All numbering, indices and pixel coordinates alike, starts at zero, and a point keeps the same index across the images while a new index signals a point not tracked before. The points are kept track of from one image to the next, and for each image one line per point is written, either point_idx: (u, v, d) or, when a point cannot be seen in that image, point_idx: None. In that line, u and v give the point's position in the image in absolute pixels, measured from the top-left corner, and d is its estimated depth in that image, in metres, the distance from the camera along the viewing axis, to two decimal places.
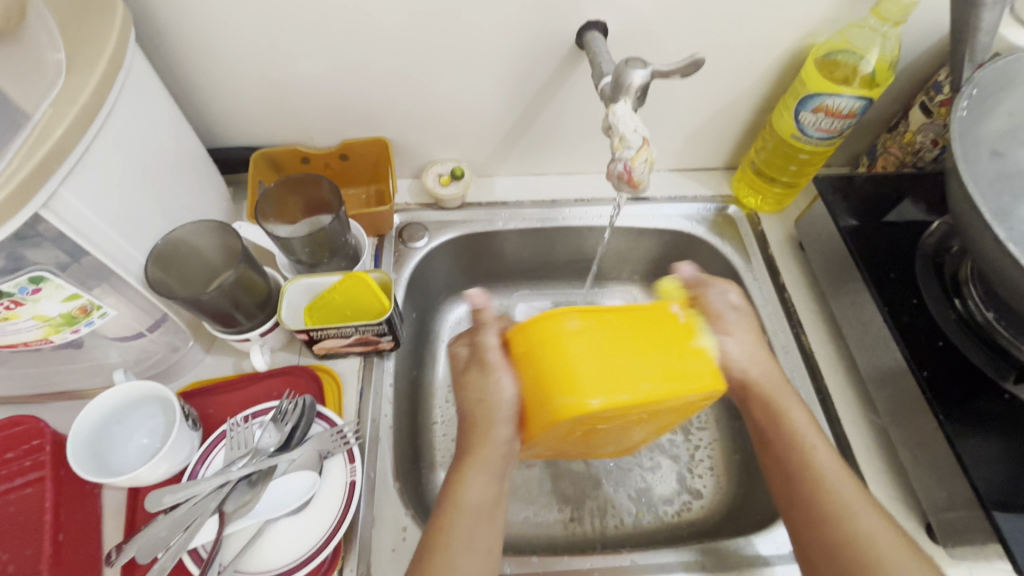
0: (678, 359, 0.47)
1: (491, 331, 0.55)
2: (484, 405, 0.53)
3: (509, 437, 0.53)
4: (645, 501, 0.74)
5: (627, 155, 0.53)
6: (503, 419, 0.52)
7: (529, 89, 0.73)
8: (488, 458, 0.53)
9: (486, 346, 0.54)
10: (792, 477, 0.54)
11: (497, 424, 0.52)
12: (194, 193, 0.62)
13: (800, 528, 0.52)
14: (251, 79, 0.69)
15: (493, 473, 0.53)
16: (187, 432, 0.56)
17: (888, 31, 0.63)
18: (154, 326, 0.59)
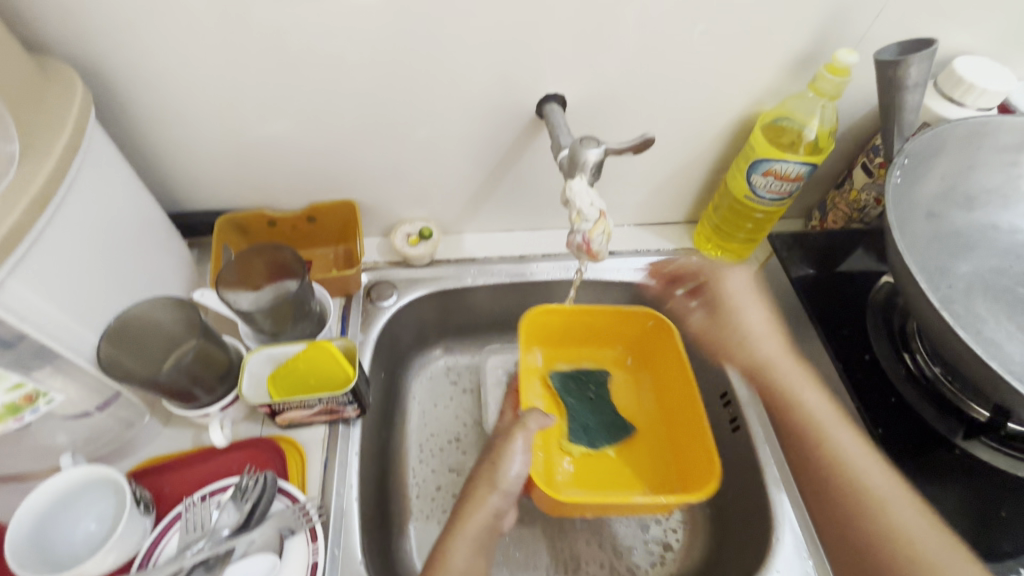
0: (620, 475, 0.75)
1: (533, 420, 0.66)
2: (492, 468, 0.63)
3: (496, 506, 0.62)
4: (619, 558, 0.73)
5: (584, 228, 0.55)
6: (501, 490, 0.62)
7: (494, 152, 0.75)
8: (474, 522, 0.61)
9: (525, 429, 0.65)
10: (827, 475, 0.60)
11: (493, 491, 0.62)
12: (152, 261, 0.62)
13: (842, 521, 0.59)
14: (217, 147, 0.70)
15: (480, 537, 0.60)
16: (138, 518, 0.53)
17: (825, 104, 0.67)
18: (104, 405, 0.57)
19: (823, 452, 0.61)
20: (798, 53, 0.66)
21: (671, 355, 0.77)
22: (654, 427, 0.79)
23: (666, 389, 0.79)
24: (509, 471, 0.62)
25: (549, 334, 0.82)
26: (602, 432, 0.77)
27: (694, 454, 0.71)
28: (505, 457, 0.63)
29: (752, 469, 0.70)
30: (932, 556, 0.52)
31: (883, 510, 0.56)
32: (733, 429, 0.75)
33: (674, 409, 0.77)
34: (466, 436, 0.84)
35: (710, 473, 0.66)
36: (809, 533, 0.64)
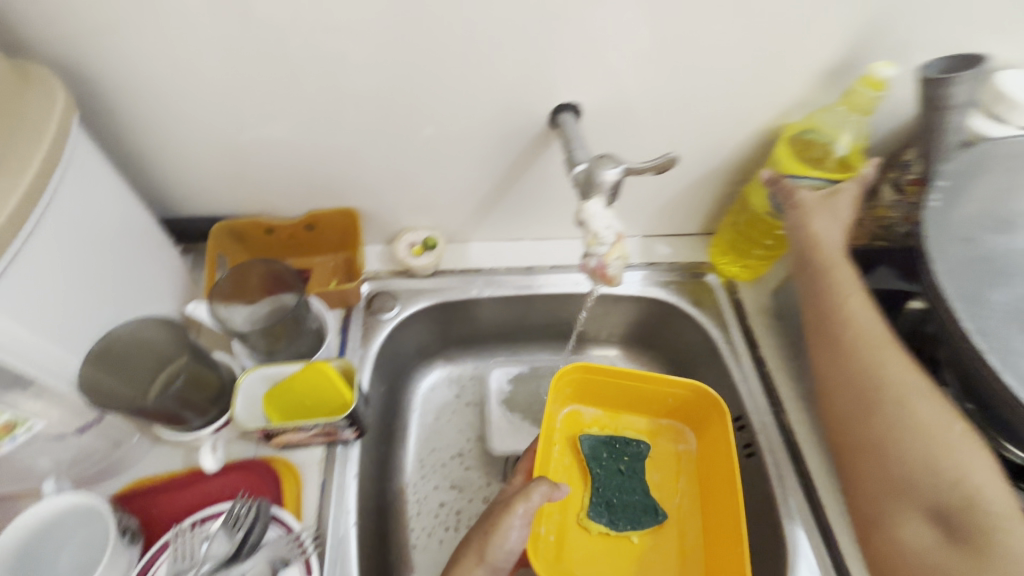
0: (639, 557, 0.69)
1: (539, 491, 0.57)
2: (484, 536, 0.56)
3: None
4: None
5: (600, 251, 0.52)
6: (489, 562, 0.55)
7: (503, 160, 0.72)
8: None
9: (526, 502, 0.56)
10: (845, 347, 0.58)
11: (480, 563, 0.54)
12: (140, 275, 0.59)
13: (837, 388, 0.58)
14: (213, 152, 0.67)
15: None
16: (123, 548, 0.51)
17: (856, 120, 0.63)
18: (84, 427, 0.53)
19: (834, 292, 0.61)
20: (830, 62, 0.62)
21: (720, 445, 0.70)
22: (689, 519, 0.72)
23: (710, 481, 0.72)
24: (503, 545, 0.55)
25: (590, 394, 0.78)
26: (627, 514, 0.71)
27: (725, 560, 0.64)
28: (500, 528, 0.55)
29: (766, 499, 0.67)
30: (919, 403, 0.52)
31: (882, 355, 0.56)
32: (748, 455, 0.72)
33: (713, 503, 0.70)
34: (470, 451, 0.81)
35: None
36: (826, 570, 0.61)
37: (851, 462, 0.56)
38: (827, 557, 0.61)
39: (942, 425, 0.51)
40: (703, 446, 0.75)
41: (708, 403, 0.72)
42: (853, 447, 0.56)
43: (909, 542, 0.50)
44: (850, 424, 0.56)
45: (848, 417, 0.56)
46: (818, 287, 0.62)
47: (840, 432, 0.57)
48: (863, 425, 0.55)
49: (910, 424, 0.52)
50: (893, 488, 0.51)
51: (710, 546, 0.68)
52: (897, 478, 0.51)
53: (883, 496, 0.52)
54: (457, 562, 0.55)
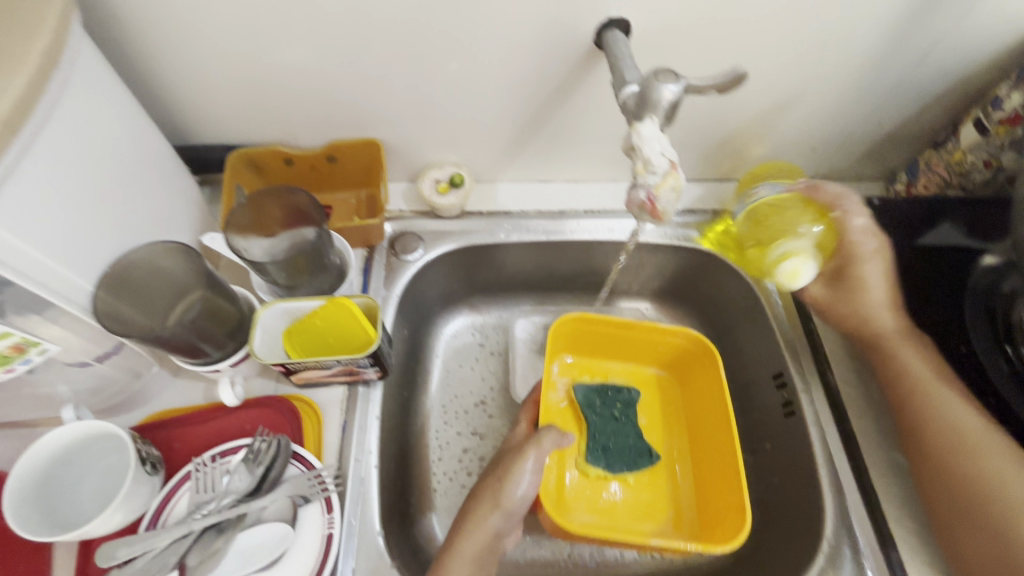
0: (636, 499, 0.68)
1: (551, 436, 0.56)
2: (497, 482, 0.55)
3: (498, 527, 0.53)
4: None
5: (650, 182, 0.47)
6: (504, 510, 0.53)
7: (539, 90, 0.65)
8: (475, 548, 0.52)
9: (539, 447, 0.56)
10: (919, 432, 0.55)
11: (495, 510, 0.53)
12: (152, 202, 0.55)
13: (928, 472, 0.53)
14: (227, 74, 0.61)
15: (481, 561, 0.52)
16: (144, 478, 0.50)
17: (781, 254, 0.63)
18: (103, 356, 0.52)
19: (889, 354, 0.59)
20: None
21: (710, 389, 0.68)
22: (680, 462, 0.70)
23: (698, 423, 0.70)
24: (515, 491, 0.54)
25: (585, 340, 0.74)
26: (623, 458, 0.68)
27: (722, 500, 0.63)
28: (513, 476, 0.55)
29: (806, 462, 0.64)
30: (991, 451, 0.51)
31: (948, 405, 0.54)
32: (786, 414, 0.68)
33: (704, 446, 0.69)
34: (493, 400, 0.79)
35: (738, 522, 0.58)
36: (868, 535, 0.58)
37: (946, 532, 0.52)
38: (868, 521, 0.59)
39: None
40: (687, 390, 0.73)
41: (699, 350, 0.70)
42: (945, 500, 0.52)
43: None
44: (934, 492, 0.53)
45: (934, 483, 0.53)
46: (878, 356, 0.60)
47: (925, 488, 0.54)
48: (933, 473, 0.53)
49: (1001, 486, 0.49)
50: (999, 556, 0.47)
51: (702, 489, 0.67)
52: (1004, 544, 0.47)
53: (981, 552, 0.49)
54: (469, 511, 0.54)
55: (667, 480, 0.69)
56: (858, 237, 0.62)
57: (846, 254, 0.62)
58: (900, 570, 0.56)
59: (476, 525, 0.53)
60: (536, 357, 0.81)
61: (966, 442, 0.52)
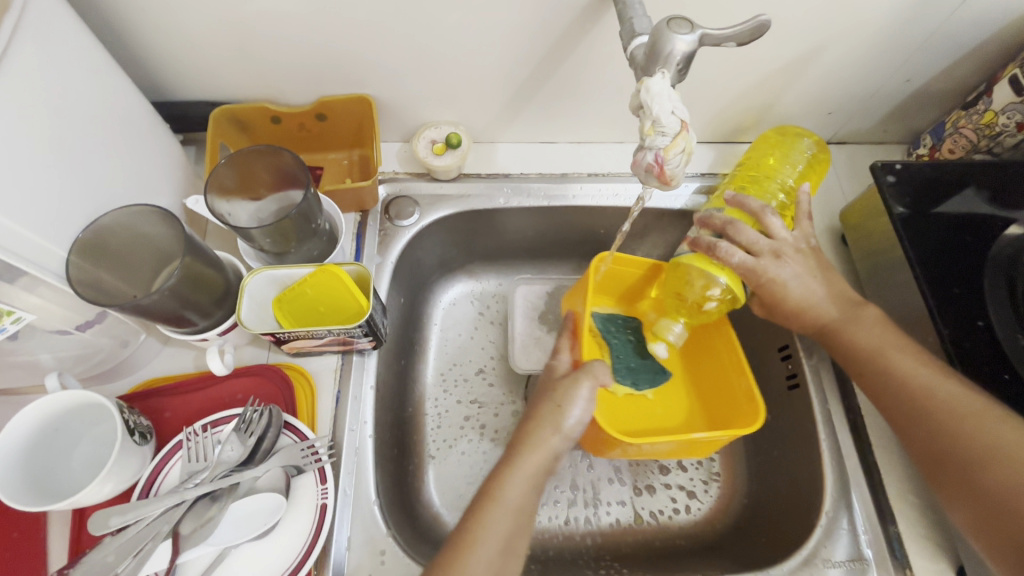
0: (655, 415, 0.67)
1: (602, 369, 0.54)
2: (555, 410, 0.51)
3: (558, 452, 0.51)
4: (637, 497, 0.69)
5: (659, 143, 0.43)
6: (564, 434, 0.51)
7: (541, 42, 0.60)
8: (538, 468, 0.49)
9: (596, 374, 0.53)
10: (911, 414, 0.51)
11: (556, 432, 0.50)
12: (128, 164, 0.52)
13: (928, 452, 0.50)
14: (203, 23, 0.57)
15: (538, 480, 0.49)
16: (134, 448, 0.49)
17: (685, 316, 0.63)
18: (86, 324, 0.50)
19: (843, 340, 0.56)
20: None
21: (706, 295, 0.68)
22: (680, 369, 0.70)
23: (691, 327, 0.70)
24: (572, 416, 0.51)
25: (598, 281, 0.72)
26: (644, 375, 0.67)
27: (733, 394, 0.62)
28: (569, 399, 0.52)
29: (807, 435, 0.63)
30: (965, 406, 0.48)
31: (913, 373, 0.51)
32: (790, 387, 0.67)
33: (706, 356, 0.68)
34: (493, 368, 0.77)
35: (751, 410, 0.58)
36: (867, 508, 0.58)
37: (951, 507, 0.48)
38: (869, 495, 0.58)
39: (1010, 434, 0.46)
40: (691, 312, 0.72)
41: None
42: (938, 472, 0.49)
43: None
44: (926, 465, 0.50)
45: (923, 457, 0.50)
46: (836, 348, 0.56)
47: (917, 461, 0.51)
48: (921, 446, 0.50)
49: (988, 441, 0.46)
50: (1002, 521, 0.44)
51: (704, 389, 0.67)
52: (1007, 505, 0.44)
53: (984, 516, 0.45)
54: (528, 431, 0.51)
55: (679, 394, 0.68)
56: (751, 267, 0.55)
57: (753, 283, 0.56)
58: (898, 544, 0.56)
59: (537, 445, 0.50)
60: (535, 325, 0.78)
61: (943, 411, 0.49)
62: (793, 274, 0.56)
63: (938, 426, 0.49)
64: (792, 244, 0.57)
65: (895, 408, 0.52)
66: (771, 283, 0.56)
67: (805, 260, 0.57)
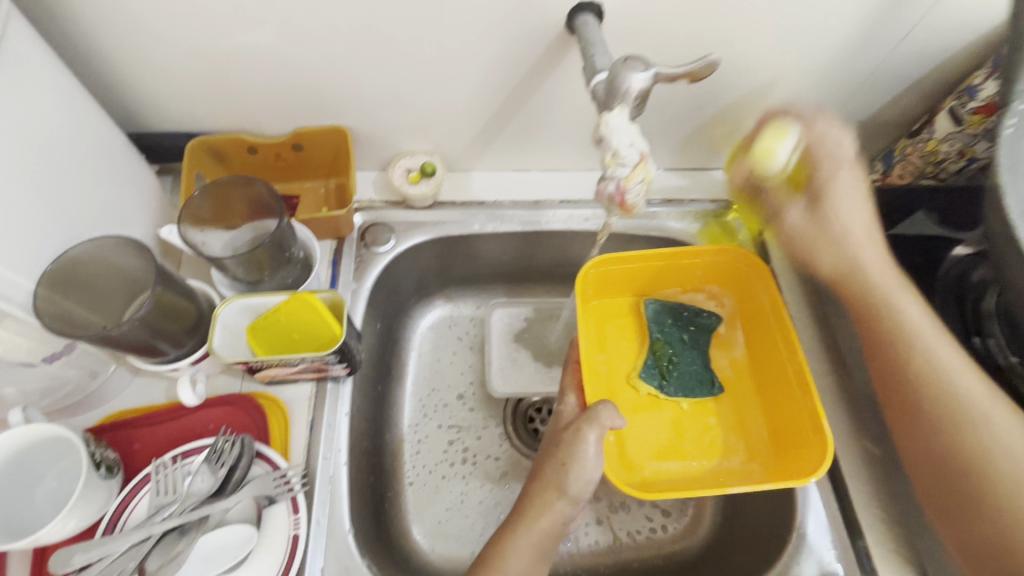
0: (703, 435, 0.66)
1: (609, 415, 0.54)
2: (561, 468, 0.52)
3: (566, 513, 0.52)
4: (614, 518, 0.69)
5: (620, 174, 0.45)
6: (569, 497, 0.52)
7: (511, 75, 0.63)
8: (543, 532, 0.52)
9: (601, 424, 0.53)
10: (907, 397, 0.53)
11: (561, 497, 0.52)
12: (100, 194, 0.53)
13: (931, 443, 0.51)
14: (179, 58, 0.58)
15: (542, 546, 0.51)
16: (98, 483, 0.48)
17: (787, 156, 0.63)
18: (52, 356, 0.50)
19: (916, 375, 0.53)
20: None
21: (762, 304, 0.67)
22: (743, 386, 0.69)
23: (757, 329, 0.69)
24: (578, 476, 0.52)
25: (627, 283, 0.71)
26: (682, 382, 0.68)
27: (797, 426, 0.61)
28: (574, 456, 0.52)
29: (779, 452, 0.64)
30: (1005, 455, 0.47)
31: (978, 419, 0.49)
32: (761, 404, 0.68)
33: (769, 378, 0.66)
34: (472, 393, 0.78)
35: (819, 453, 0.56)
36: (836, 522, 0.59)
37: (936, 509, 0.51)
38: (838, 509, 0.60)
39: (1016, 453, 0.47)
40: (744, 302, 0.70)
41: (750, 267, 0.68)
42: (947, 501, 0.50)
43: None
44: (936, 494, 0.51)
45: (936, 484, 0.51)
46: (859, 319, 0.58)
47: (922, 483, 0.53)
48: (930, 473, 0.51)
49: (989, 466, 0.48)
50: (991, 539, 0.46)
51: (765, 413, 0.66)
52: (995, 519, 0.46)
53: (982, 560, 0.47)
54: (534, 494, 0.53)
55: (734, 414, 0.67)
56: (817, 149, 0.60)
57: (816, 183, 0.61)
58: (868, 559, 0.57)
59: (542, 511, 0.52)
60: (513, 348, 0.79)
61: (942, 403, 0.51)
62: (854, 207, 0.60)
63: (942, 424, 0.50)
64: (853, 184, 0.60)
65: (917, 437, 0.52)
66: (829, 200, 0.60)
67: (868, 204, 0.60)
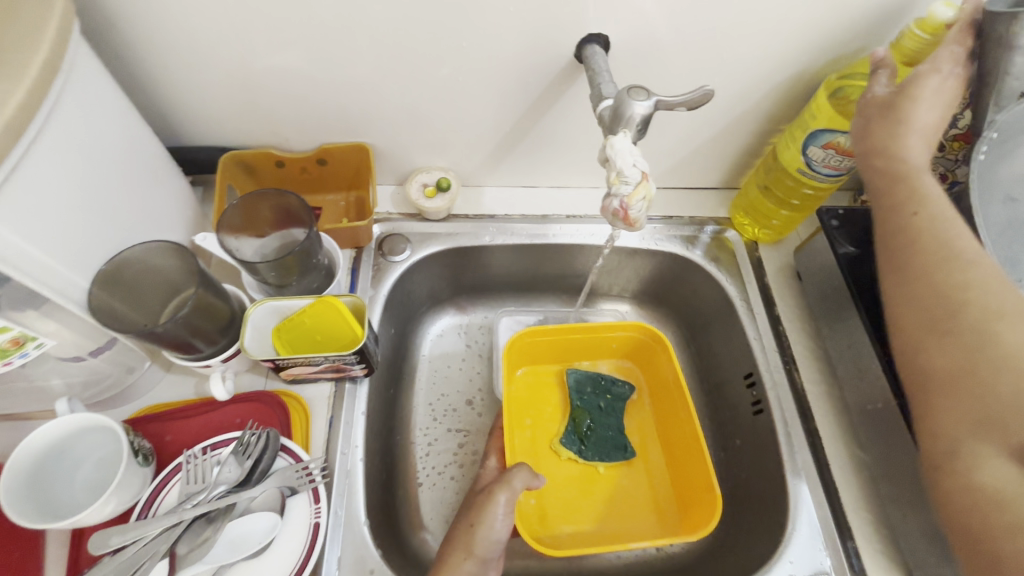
0: (612, 496, 0.72)
1: (520, 477, 0.57)
2: (469, 530, 0.54)
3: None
4: None
5: (624, 191, 0.49)
6: (478, 556, 0.53)
7: (522, 97, 0.68)
8: None
9: (511, 487, 0.56)
10: (934, 303, 0.44)
11: (469, 556, 0.52)
12: (146, 201, 0.57)
13: (915, 334, 0.44)
14: (220, 79, 0.63)
15: None
16: (136, 469, 0.52)
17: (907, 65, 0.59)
18: (98, 351, 0.54)
19: (917, 228, 0.47)
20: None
21: (667, 377, 0.74)
22: (649, 448, 0.75)
23: (662, 397, 0.76)
24: (488, 536, 0.53)
25: (546, 353, 0.78)
26: (598, 446, 0.73)
27: (693, 484, 0.67)
28: (483, 518, 0.54)
29: (773, 457, 0.67)
30: (1009, 325, 0.40)
31: (976, 279, 0.43)
32: (755, 412, 0.72)
33: (671, 440, 0.73)
34: (480, 399, 0.81)
35: (706, 510, 0.62)
36: (828, 525, 0.62)
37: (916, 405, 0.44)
38: (829, 512, 0.63)
39: None
40: (648, 371, 0.78)
41: (656, 343, 0.75)
42: (922, 384, 0.43)
43: (984, 486, 0.38)
44: (917, 339, 0.44)
45: (918, 331, 0.44)
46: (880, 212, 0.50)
47: (905, 373, 0.46)
48: (938, 354, 0.42)
49: (992, 356, 0.40)
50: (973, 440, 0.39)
51: (669, 475, 0.73)
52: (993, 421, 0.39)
53: (966, 442, 0.40)
54: (444, 559, 0.53)
55: (642, 477, 0.73)
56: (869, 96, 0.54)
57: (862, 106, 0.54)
58: (855, 558, 0.60)
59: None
60: None
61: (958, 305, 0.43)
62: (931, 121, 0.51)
63: (939, 315, 0.43)
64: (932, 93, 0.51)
65: (914, 297, 0.45)
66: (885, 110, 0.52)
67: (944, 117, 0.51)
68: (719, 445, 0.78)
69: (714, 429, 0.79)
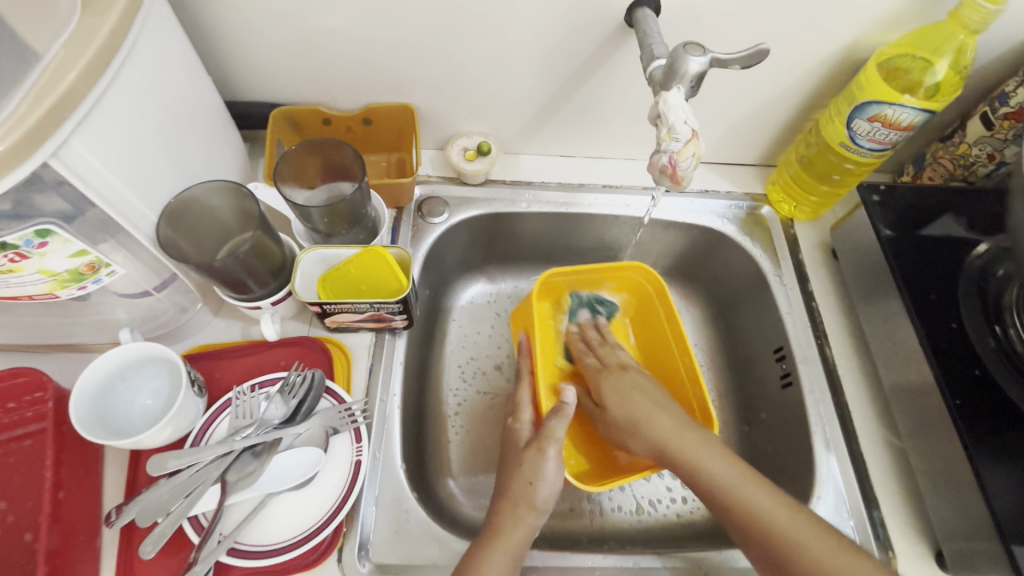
0: None
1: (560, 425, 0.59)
2: (528, 485, 0.56)
3: (536, 524, 0.55)
4: (635, 484, 0.74)
5: (673, 148, 0.51)
6: (539, 508, 0.56)
7: (568, 63, 0.68)
8: (516, 543, 0.54)
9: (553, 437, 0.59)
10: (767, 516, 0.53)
11: (531, 510, 0.55)
12: (206, 146, 0.59)
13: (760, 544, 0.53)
14: (275, 34, 0.65)
15: (516, 558, 0.53)
16: (192, 399, 0.54)
17: (963, 40, 0.60)
18: (161, 286, 0.56)
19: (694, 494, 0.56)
20: None
21: (657, 317, 0.75)
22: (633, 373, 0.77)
23: (647, 331, 0.78)
24: (544, 489, 0.56)
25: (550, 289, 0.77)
26: None
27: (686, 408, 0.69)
28: (538, 473, 0.57)
29: (800, 429, 0.68)
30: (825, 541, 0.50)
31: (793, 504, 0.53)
32: (784, 385, 0.72)
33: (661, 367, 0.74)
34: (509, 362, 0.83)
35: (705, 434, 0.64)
36: (854, 495, 0.62)
37: None
38: (855, 482, 0.63)
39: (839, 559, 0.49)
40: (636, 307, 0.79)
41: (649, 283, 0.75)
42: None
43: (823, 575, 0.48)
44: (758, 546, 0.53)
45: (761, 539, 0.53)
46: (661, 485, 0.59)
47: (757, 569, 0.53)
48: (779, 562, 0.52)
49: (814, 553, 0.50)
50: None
51: None
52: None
53: None
54: (500, 510, 0.56)
55: None
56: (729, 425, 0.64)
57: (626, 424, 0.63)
58: (881, 527, 0.61)
59: (516, 526, 0.54)
60: None
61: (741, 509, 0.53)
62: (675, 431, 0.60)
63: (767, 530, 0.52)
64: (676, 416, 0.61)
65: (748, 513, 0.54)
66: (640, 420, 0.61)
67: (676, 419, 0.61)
68: (743, 418, 0.79)
69: (739, 403, 0.80)
